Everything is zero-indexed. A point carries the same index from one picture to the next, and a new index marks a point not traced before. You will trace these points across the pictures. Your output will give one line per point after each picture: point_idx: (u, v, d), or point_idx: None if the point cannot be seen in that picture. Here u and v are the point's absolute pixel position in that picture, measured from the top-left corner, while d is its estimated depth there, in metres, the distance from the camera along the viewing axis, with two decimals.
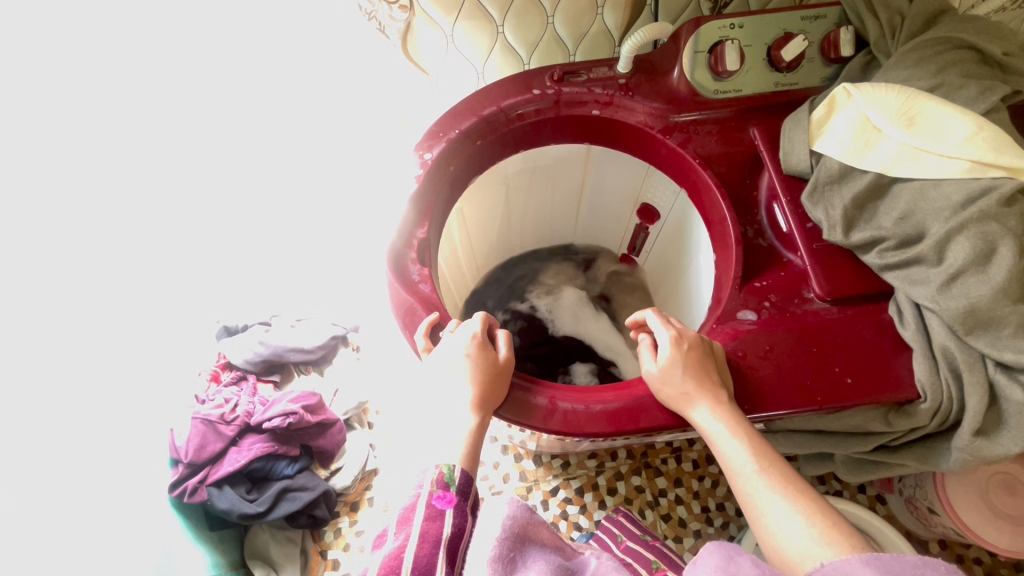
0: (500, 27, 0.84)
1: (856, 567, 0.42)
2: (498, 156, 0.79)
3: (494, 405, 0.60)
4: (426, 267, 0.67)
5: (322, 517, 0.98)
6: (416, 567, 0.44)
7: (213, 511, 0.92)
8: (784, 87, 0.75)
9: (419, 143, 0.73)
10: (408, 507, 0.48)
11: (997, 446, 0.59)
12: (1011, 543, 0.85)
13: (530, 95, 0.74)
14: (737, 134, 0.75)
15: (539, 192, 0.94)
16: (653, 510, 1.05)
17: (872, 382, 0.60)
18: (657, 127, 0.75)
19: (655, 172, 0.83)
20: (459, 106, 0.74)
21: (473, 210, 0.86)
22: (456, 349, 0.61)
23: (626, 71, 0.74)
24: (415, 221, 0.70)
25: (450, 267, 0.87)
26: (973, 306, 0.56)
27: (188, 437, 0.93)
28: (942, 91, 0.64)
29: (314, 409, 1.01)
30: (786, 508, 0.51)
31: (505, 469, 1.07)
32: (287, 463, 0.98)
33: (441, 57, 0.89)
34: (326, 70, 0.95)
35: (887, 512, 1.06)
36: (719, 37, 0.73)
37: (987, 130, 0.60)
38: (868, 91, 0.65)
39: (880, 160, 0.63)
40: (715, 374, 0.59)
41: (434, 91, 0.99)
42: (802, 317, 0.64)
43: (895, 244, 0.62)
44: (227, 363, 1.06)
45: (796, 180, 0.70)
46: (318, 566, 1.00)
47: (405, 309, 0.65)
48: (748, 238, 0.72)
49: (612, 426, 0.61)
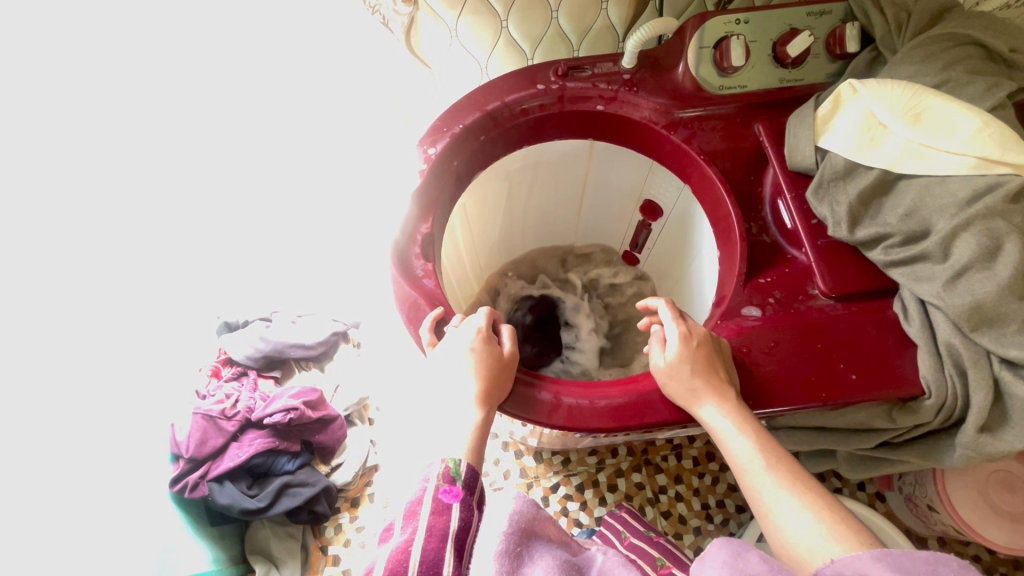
0: (504, 22, 0.84)
1: (868, 564, 0.42)
2: (502, 151, 0.79)
3: (498, 401, 0.60)
4: (430, 262, 0.67)
5: (323, 513, 0.97)
6: (424, 561, 0.44)
7: (214, 506, 0.92)
8: (789, 83, 0.75)
9: (422, 138, 0.72)
10: (414, 501, 0.48)
11: (1002, 443, 0.59)
12: (1010, 540, 0.85)
13: (534, 90, 0.73)
14: (742, 130, 0.75)
15: (542, 188, 0.93)
16: (654, 507, 1.05)
17: (876, 379, 0.60)
18: (662, 123, 0.75)
19: (658, 168, 0.83)
20: (463, 101, 0.74)
21: (475, 206, 0.85)
22: (460, 344, 0.61)
23: (630, 67, 0.74)
24: (419, 217, 0.69)
25: (450, 261, 0.86)
26: (978, 303, 0.56)
27: (189, 432, 0.92)
28: (948, 87, 0.63)
29: (315, 405, 1.00)
30: (795, 505, 0.51)
31: (505, 466, 1.07)
32: (287, 458, 0.97)
33: (444, 51, 0.89)
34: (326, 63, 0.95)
35: (886, 510, 1.06)
36: (725, 33, 0.73)
37: (993, 126, 0.60)
38: (874, 87, 0.65)
39: (885, 156, 0.63)
40: (722, 370, 0.59)
41: (435, 85, 0.98)
42: (806, 313, 0.64)
43: (900, 241, 0.62)
44: (227, 359, 1.05)
45: (801, 176, 0.70)
46: (319, 563, 0.99)
47: (408, 304, 0.64)
48: (752, 234, 0.72)
49: (617, 421, 0.61)
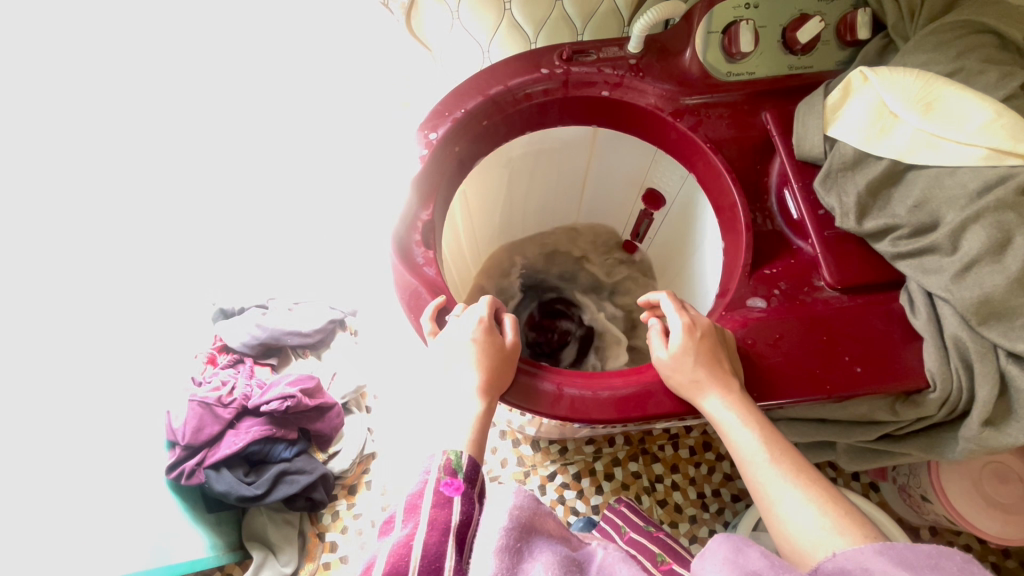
0: (507, 4, 0.82)
1: (870, 557, 0.42)
2: (503, 137, 0.77)
3: (499, 391, 0.59)
4: (430, 250, 0.66)
5: (320, 500, 0.97)
6: (425, 555, 0.43)
7: (211, 493, 0.91)
8: (798, 70, 0.73)
9: (423, 123, 0.71)
10: (415, 494, 0.48)
11: (1005, 437, 0.59)
12: (1002, 530, 0.86)
13: (538, 75, 0.72)
14: (749, 118, 0.74)
15: (543, 175, 0.92)
16: (650, 496, 1.05)
17: (881, 372, 0.60)
18: (668, 110, 0.73)
19: (663, 157, 0.82)
20: (464, 85, 0.72)
21: (475, 192, 0.84)
22: (461, 333, 0.60)
23: (637, 51, 0.73)
24: (419, 204, 0.68)
25: (450, 249, 0.85)
26: (987, 296, 0.55)
27: (185, 420, 0.91)
28: (961, 76, 0.62)
29: (313, 393, 0.99)
30: (798, 497, 0.50)
31: (502, 454, 1.07)
32: (285, 446, 0.96)
33: (446, 34, 0.87)
34: (334, 55, 0.95)
35: (879, 499, 1.07)
36: (734, 17, 0.71)
37: (1006, 116, 0.59)
38: (886, 74, 0.64)
39: (895, 146, 0.62)
40: (727, 363, 0.58)
41: (437, 69, 0.96)
42: (812, 305, 0.63)
43: (908, 233, 0.61)
44: (223, 346, 1.03)
45: (809, 166, 0.69)
46: (316, 549, 0.98)
47: (409, 292, 0.63)
48: (757, 224, 0.71)
49: (619, 413, 0.60)
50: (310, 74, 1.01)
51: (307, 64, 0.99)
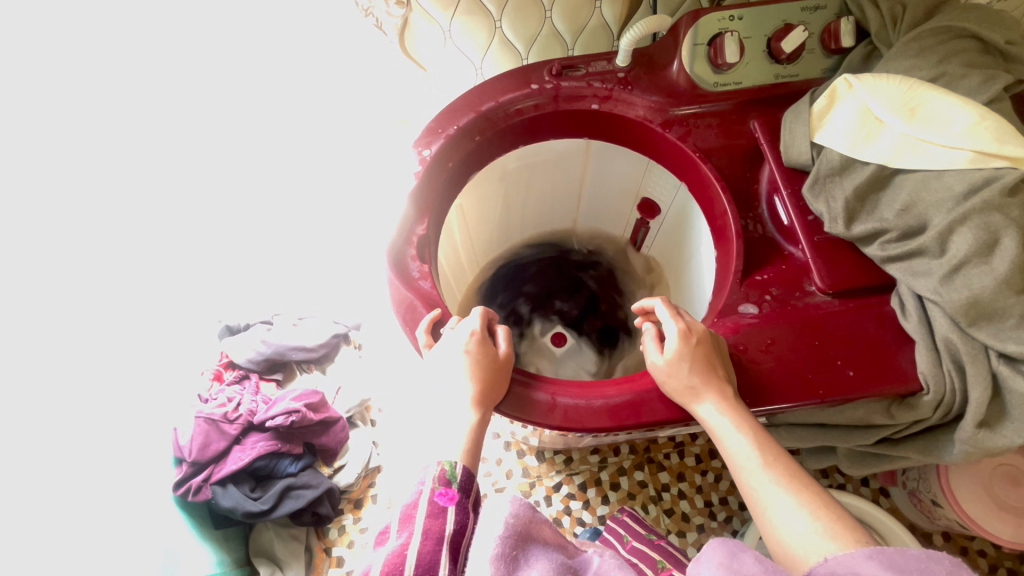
0: (498, 22, 0.84)
1: (861, 562, 0.42)
2: (497, 152, 0.79)
3: (493, 403, 0.60)
4: (425, 264, 0.67)
5: (326, 515, 0.99)
6: (419, 564, 0.44)
7: (217, 509, 0.92)
8: (784, 79, 0.74)
9: (418, 140, 0.73)
10: (410, 504, 0.48)
11: (1001, 438, 0.58)
12: (1014, 535, 0.85)
13: (528, 90, 0.73)
14: (737, 127, 0.75)
15: (539, 186, 0.93)
16: (656, 505, 1.05)
17: (872, 375, 0.60)
18: (656, 121, 0.75)
19: (655, 167, 0.83)
20: (458, 102, 0.74)
21: (472, 206, 0.85)
22: (455, 346, 0.61)
23: (625, 64, 0.74)
24: (415, 218, 0.70)
25: (449, 262, 0.87)
26: (976, 297, 0.55)
27: (192, 436, 0.93)
28: (944, 81, 0.63)
29: (317, 407, 1.01)
30: (790, 503, 0.51)
31: (507, 465, 1.07)
32: (291, 461, 0.98)
33: (440, 54, 0.89)
34: (334, 76, 0.97)
35: (890, 505, 1.06)
36: (718, 29, 0.72)
37: (990, 120, 0.60)
38: (869, 82, 0.64)
39: (881, 151, 0.63)
40: (720, 368, 0.59)
41: (433, 87, 0.98)
42: (803, 310, 0.64)
43: (896, 236, 0.62)
44: (229, 362, 1.06)
45: (797, 172, 0.70)
46: (323, 565, 1.00)
47: (405, 306, 0.64)
48: (748, 230, 0.72)
49: (613, 421, 0.61)
50: (312, 90, 1.02)
51: (306, 83, 1.01)
